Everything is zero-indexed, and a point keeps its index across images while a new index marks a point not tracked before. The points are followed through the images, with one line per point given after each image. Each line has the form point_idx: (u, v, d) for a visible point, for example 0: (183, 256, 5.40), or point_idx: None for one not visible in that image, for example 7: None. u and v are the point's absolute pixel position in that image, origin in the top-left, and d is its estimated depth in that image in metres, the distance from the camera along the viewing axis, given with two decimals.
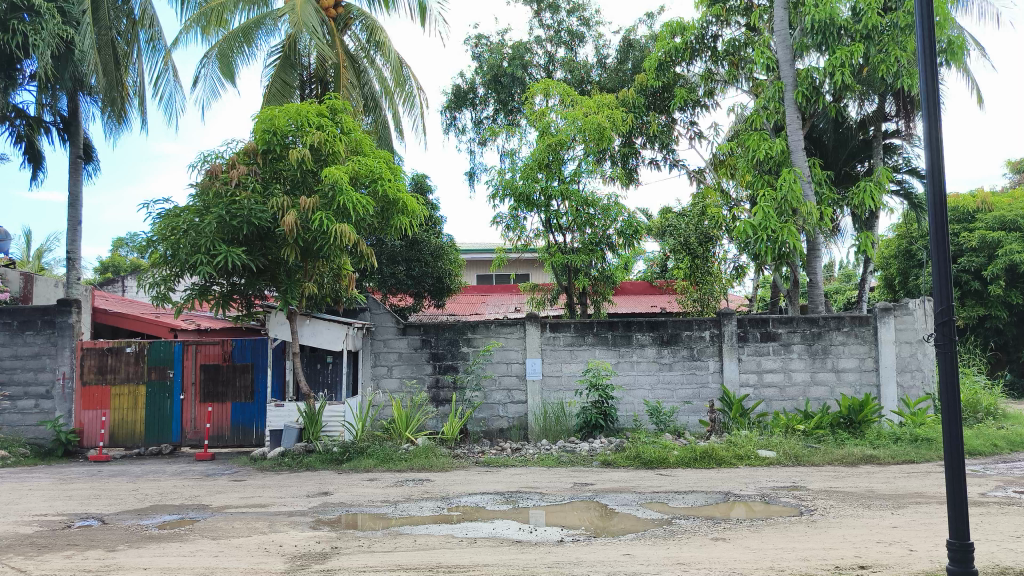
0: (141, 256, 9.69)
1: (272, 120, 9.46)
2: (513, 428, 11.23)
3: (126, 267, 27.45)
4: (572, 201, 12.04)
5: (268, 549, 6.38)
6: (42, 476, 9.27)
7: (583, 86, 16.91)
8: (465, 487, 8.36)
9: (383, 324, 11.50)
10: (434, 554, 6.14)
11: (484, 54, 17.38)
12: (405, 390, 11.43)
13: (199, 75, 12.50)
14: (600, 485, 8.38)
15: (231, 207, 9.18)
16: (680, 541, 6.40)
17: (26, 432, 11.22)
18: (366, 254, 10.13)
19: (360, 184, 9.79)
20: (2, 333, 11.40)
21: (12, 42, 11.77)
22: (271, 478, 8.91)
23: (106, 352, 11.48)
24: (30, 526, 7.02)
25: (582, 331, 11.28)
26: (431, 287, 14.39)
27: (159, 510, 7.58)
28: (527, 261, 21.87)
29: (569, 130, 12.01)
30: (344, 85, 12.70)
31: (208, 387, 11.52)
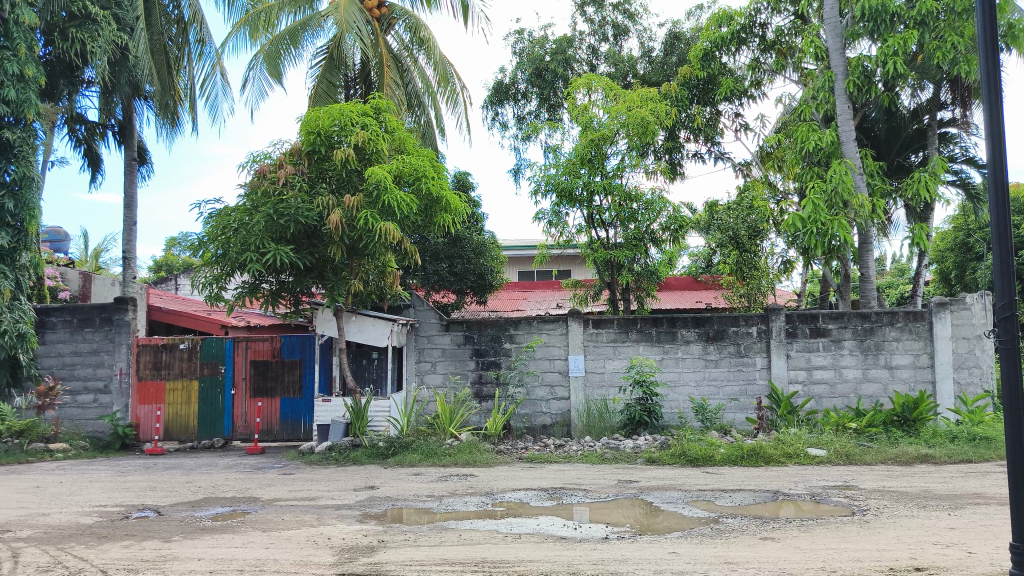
0: (194, 256, 9.97)
1: (317, 121, 9.60)
2: (557, 425, 11.21)
3: (179, 266, 28.28)
4: (616, 196, 11.97)
5: (317, 542, 6.49)
6: (102, 468, 9.60)
7: (627, 79, 16.78)
8: (509, 483, 8.38)
9: (426, 321, 11.63)
10: (480, 549, 6.16)
11: (526, 49, 17.39)
12: (449, 386, 11.52)
13: (249, 78, 12.79)
14: (645, 482, 8.32)
15: (279, 207, 9.36)
16: (728, 541, 6.31)
17: (86, 425, 11.64)
18: (411, 251, 10.23)
19: (404, 183, 9.86)
20: (63, 329, 11.84)
21: (71, 49, 12.18)
22: (319, 472, 9.06)
23: (160, 348, 11.82)
24: (91, 517, 7.27)
25: (625, 327, 11.20)
26: (473, 284, 14.46)
27: (212, 502, 7.78)
28: (569, 257, 21.76)
29: (612, 124, 11.93)
30: (388, 83, 12.85)
31: (259, 383, 11.80)
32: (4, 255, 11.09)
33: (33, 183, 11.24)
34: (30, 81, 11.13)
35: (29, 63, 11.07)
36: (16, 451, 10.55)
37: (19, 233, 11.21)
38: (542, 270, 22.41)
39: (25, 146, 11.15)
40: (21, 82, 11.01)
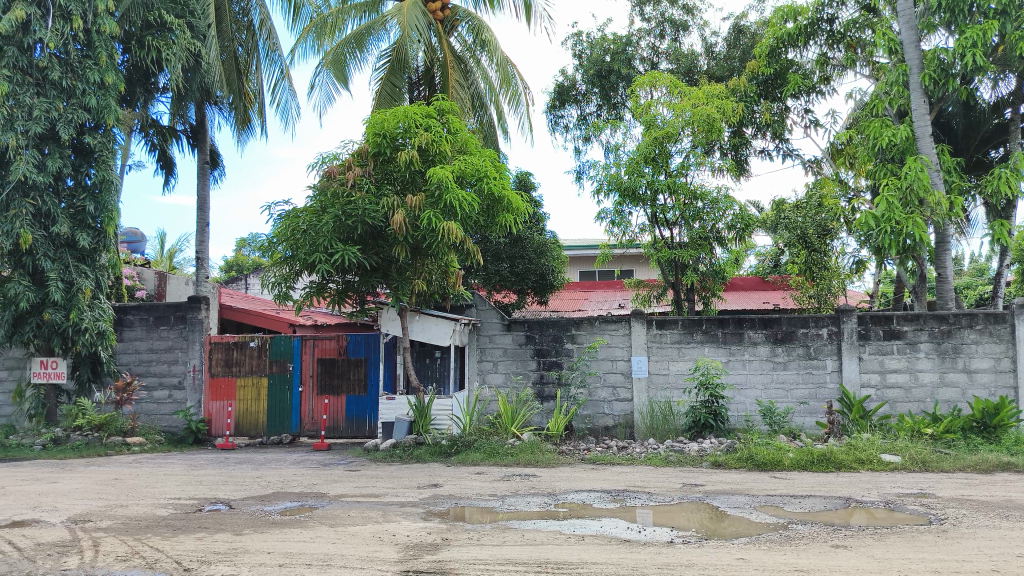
0: (263, 256, 10.24)
1: (383, 122, 9.74)
2: (620, 426, 11.11)
3: (248, 266, 29.10)
4: (680, 195, 11.82)
5: (382, 538, 6.57)
6: (176, 462, 9.91)
7: (690, 75, 16.58)
8: (572, 483, 8.33)
9: (488, 321, 11.67)
10: (543, 550, 6.13)
11: (587, 49, 17.35)
12: (511, 385, 11.54)
13: (315, 83, 13.05)
14: (711, 486, 8.16)
15: (347, 208, 9.53)
16: (798, 548, 6.13)
17: (161, 420, 12.08)
18: (473, 250, 10.29)
19: (466, 183, 9.91)
20: (140, 328, 12.27)
21: (147, 57, 12.60)
22: (384, 469, 9.18)
23: (231, 346, 12.15)
24: (166, 509, 7.51)
25: (690, 328, 11.03)
26: (534, 284, 14.47)
27: (281, 497, 7.95)
28: (632, 257, 21.60)
29: (676, 122, 11.79)
30: (451, 85, 12.97)
31: (325, 380, 11.98)
32: (86, 256, 11.57)
33: (113, 185, 11.67)
34: (110, 88, 11.61)
35: (109, 71, 11.48)
36: (96, 444, 11.00)
37: (100, 235, 11.63)
38: (604, 270, 22.29)
39: (106, 150, 11.61)
40: (103, 90, 11.51)
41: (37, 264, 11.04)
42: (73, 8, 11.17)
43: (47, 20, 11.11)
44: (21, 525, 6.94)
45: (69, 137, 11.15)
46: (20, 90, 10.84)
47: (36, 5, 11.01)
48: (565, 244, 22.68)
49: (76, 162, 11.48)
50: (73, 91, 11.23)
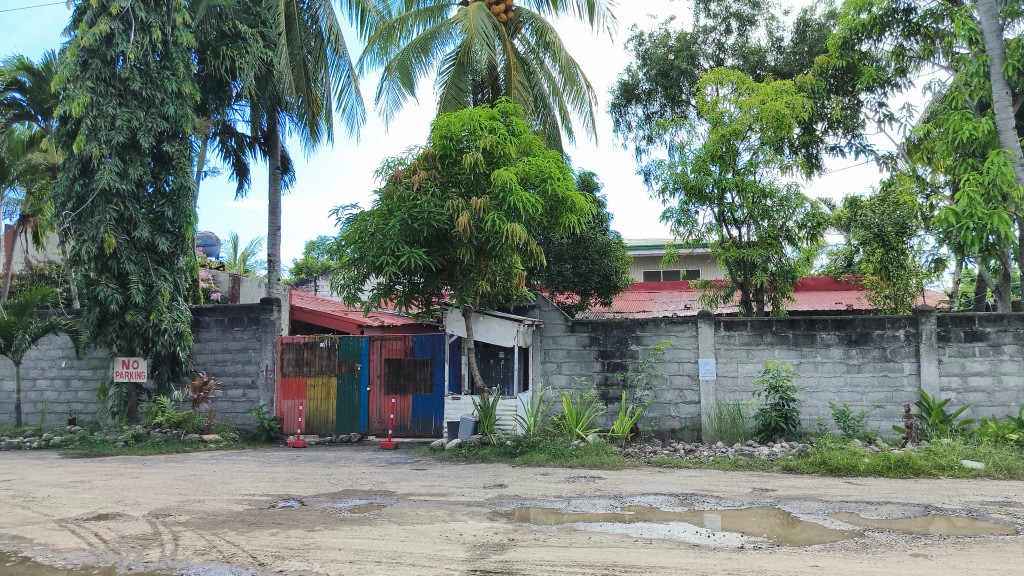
0: (332, 258, 10.48)
1: (448, 125, 9.86)
2: (687, 429, 10.94)
3: (317, 268, 29.84)
4: (748, 194, 11.64)
5: (450, 537, 6.61)
6: (249, 459, 10.20)
7: (757, 72, 16.32)
8: (639, 486, 8.23)
9: (552, 322, 11.68)
10: (609, 553, 6.08)
11: (650, 48, 17.25)
12: (574, 387, 11.52)
13: (382, 88, 13.26)
14: (782, 491, 7.96)
15: (412, 211, 9.70)
16: (875, 555, 5.94)
17: (236, 418, 12.43)
18: (537, 251, 10.33)
19: (530, 184, 9.95)
20: (216, 328, 12.67)
21: (221, 66, 13.24)
22: (450, 468, 9.26)
23: (302, 346, 12.44)
24: (241, 504, 7.72)
25: (760, 329, 10.80)
26: (597, 284, 14.47)
27: (351, 495, 8.09)
28: (698, 257, 21.35)
29: (744, 119, 11.61)
30: (514, 87, 13.07)
31: (392, 380, 12.16)
32: (164, 259, 12.05)
33: (189, 192, 12.11)
34: (187, 98, 12.03)
35: (186, 81, 11.97)
36: (175, 440, 11.40)
37: (179, 239, 12.12)
38: (668, 270, 22.09)
39: (183, 158, 12.03)
40: (179, 99, 11.93)
41: (121, 267, 11.54)
42: (152, 21, 11.66)
43: (129, 33, 11.58)
44: (106, 517, 7.25)
45: (149, 145, 11.61)
46: (103, 100, 11.36)
47: (119, 20, 11.51)
48: (628, 244, 22.55)
49: (156, 170, 11.95)
50: (152, 101, 11.71)
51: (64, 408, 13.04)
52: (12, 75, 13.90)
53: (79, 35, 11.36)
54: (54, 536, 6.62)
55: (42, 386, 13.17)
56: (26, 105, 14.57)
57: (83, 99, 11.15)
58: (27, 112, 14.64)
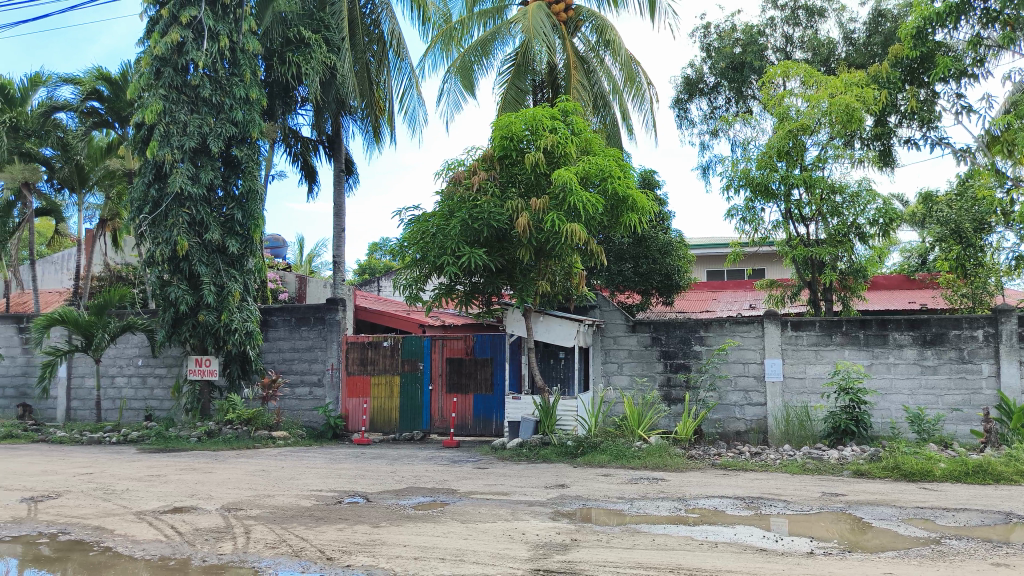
0: (394, 259, 10.65)
1: (509, 126, 9.92)
2: (752, 432, 10.74)
3: (380, 268, 30.35)
4: (817, 190, 11.36)
5: (513, 536, 6.63)
6: (315, 456, 10.42)
7: (827, 64, 15.93)
8: (703, 489, 8.11)
9: (613, 321, 11.62)
10: (674, 555, 6.00)
11: (716, 42, 17.05)
12: (636, 387, 11.46)
13: (443, 90, 13.40)
14: (853, 496, 7.74)
15: (473, 211, 9.78)
16: (953, 564, 5.72)
17: (303, 415, 12.71)
18: (597, 251, 10.27)
19: (590, 184, 9.92)
20: (283, 328, 12.99)
21: (288, 72, 13.66)
22: (512, 468, 9.30)
23: (366, 345, 12.66)
24: (309, 500, 7.91)
25: (829, 329, 10.52)
26: (659, 284, 14.44)
27: (415, 492, 8.19)
28: (764, 255, 21.01)
29: (812, 113, 11.37)
30: (574, 86, 13.06)
31: (453, 379, 12.27)
32: (235, 261, 12.40)
33: (258, 195, 12.43)
34: (254, 103, 12.36)
35: (253, 87, 12.31)
36: (245, 436, 11.73)
37: (248, 240, 12.42)
38: (733, 269, 21.77)
39: (251, 162, 12.37)
40: (247, 105, 12.27)
41: (193, 269, 11.94)
42: (220, 28, 12.02)
43: (198, 41, 11.95)
44: (181, 511, 7.50)
45: (219, 150, 11.98)
46: (175, 107, 11.77)
47: (190, 29, 11.90)
48: (696, 243, 22.36)
49: (226, 174, 12.34)
50: (222, 107, 12.07)
51: (141, 404, 13.57)
52: (92, 85, 14.47)
53: (152, 44, 11.80)
54: (133, 528, 6.89)
55: (120, 383, 13.72)
56: (105, 113, 15.04)
57: (157, 107, 11.58)
58: (105, 120, 15.08)
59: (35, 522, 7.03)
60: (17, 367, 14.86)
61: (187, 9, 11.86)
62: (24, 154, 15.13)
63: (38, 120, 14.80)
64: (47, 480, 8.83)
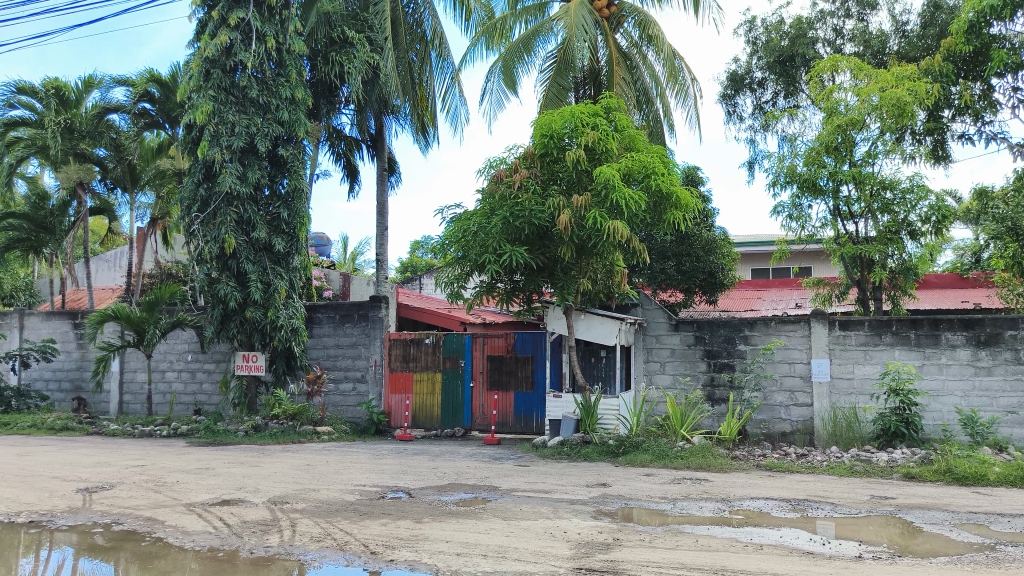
0: (436, 258, 10.74)
1: (550, 123, 9.93)
2: (798, 433, 10.58)
3: (422, 266, 30.60)
4: (866, 186, 11.14)
5: (554, 534, 6.63)
6: (359, 451, 10.56)
7: (878, 57, 15.58)
8: (748, 490, 8.01)
9: (654, 320, 11.62)
10: (718, 557, 5.93)
11: (762, 36, 16.83)
12: (679, 387, 11.38)
13: (486, 89, 13.43)
14: (903, 500, 7.56)
15: (514, 209, 9.80)
16: (1008, 571, 5.55)
17: (347, 411, 12.88)
18: (640, 249, 10.20)
19: (632, 181, 9.86)
20: (328, 325, 13.19)
21: (331, 71, 13.87)
22: (554, 466, 9.30)
23: (409, 342, 12.79)
24: (353, 494, 8.01)
25: (878, 329, 10.30)
26: (703, 282, 14.41)
27: (457, 489, 8.24)
28: (811, 252, 20.69)
29: (862, 108, 11.15)
30: (617, 83, 13.04)
31: (495, 377, 12.31)
32: (280, 259, 12.62)
33: (303, 193, 12.64)
34: (300, 103, 12.56)
35: (298, 87, 12.51)
36: (291, 431, 11.94)
37: (293, 239, 12.68)
38: (778, 267, 21.48)
39: (297, 161, 12.58)
40: (293, 105, 12.47)
41: (240, 266, 12.18)
42: (267, 30, 12.24)
43: (246, 42, 12.18)
44: (229, 503, 7.66)
45: (266, 150, 12.20)
46: (224, 108, 12.01)
47: (238, 31, 12.13)
48: (741, 241, 22.10)
49: (272, 173, 12.56)
50: (268, 107, 12.28)
51: (190, 398, 13.90)
52: (143, 87, 14.78)
53: (202, 46, 12.01)
54: (183, 519, 7.06)
55: (170, 378, 14.07)
56: (155, 114, 15.44)
57: (206, 108, 11.82)
58: (156, 122, 15.43)
59: (90, 512, 7.25)
60: (72, 362, 15.33)
61: (235, 11, 12.10)
62: (78, 155, 15.62)
63: (92, 121, 15.26)
64: (101, 472, 9.10)
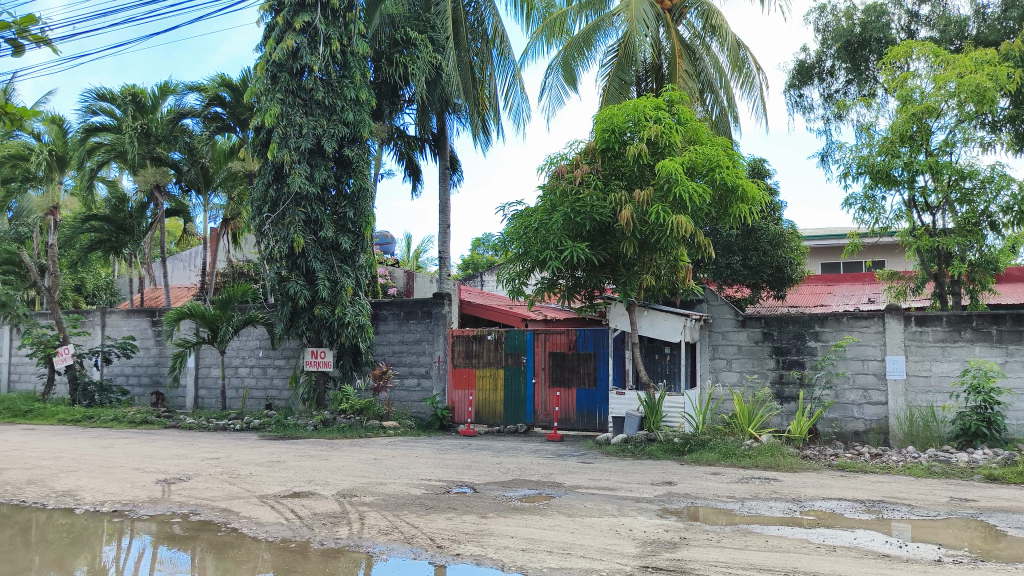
0: (497, 255, 10.81)
1: (612, 118, 9.86)
2: (872, 432, 10.27)
3: (483, 263, 30.79)
4: (944, 176, 10.71)
5: (620, 532, 6.60)
6: (425, 446, 10.70)
7: (956, 43, 14.95)
8: (819, 490, 7.80)
9: (721, 316, 11.42)
10: (789, 558, 5.80)
11: (832, 23, 16.38)
12: (746, 385, 11.18)
13: (546, 84, 13.44)
14: (985, 503, 7.25)
15: (576, 205, 9.78)
16: None
17: (412, 406, 13.09)
18: (705, 244, 10.04)
19: (697, 174, 9.73)
20: (393, 321, 13.41)
21: (395, 72, 14.16)
22: (618, 464, 9.24)
23: (471, 339, 12.88)
24: (419, 488, 8.13)
25: (957, 325, 9.89)
26: (770, 277, 14.21)
27: (521, 485, 8.27)
28: (884, 246, 20.04)
29: (938, 95, 10.74)
30: (679, 75, 12.87)
31: (557, 373, 12.30)
32: (347, 258, 12.90)
33: (368, 193, 12.91)
34: (364, 104, 12.80)
35: (362, 88, 12.74)
36: (358, 426, 12.19)
37: (359, 238, 12.96)
38: (849, 261, 20.86)
39: (362, 161, 12.83)
40: (358, 106, 12.72)
41: (309, 265, 12.49)
42: (332, 32, 12.51)
43: (313, 46, 12.47)
44: (300, 496, 7.87)
45: (332, 150, 12.47)
46: (291, 110, 12.31)
47: (304, 34, 12.43)
48: (809, 235, 21.54)
49: (338, 173, 12.84)
50: (334, 108, 12.55)
51: (262, 393, 14.33)
52: (215, 92, 15.33)
53: (270, 51, 12.38)
54: (256, 511, 7.28)
55: (243, 373, 14.52)
56: (227, 117, 15.90)
57: (274, 111, 12.17)
58: (227, 125, 15.94)
59: (169, 503, 7.54)
60: (151, 358, 15.97)
61: (302, 15, 12.43)
62: (155, 158, 16.33)
63: (167, 126, 15.86)
64: (179, 464, 9.46)
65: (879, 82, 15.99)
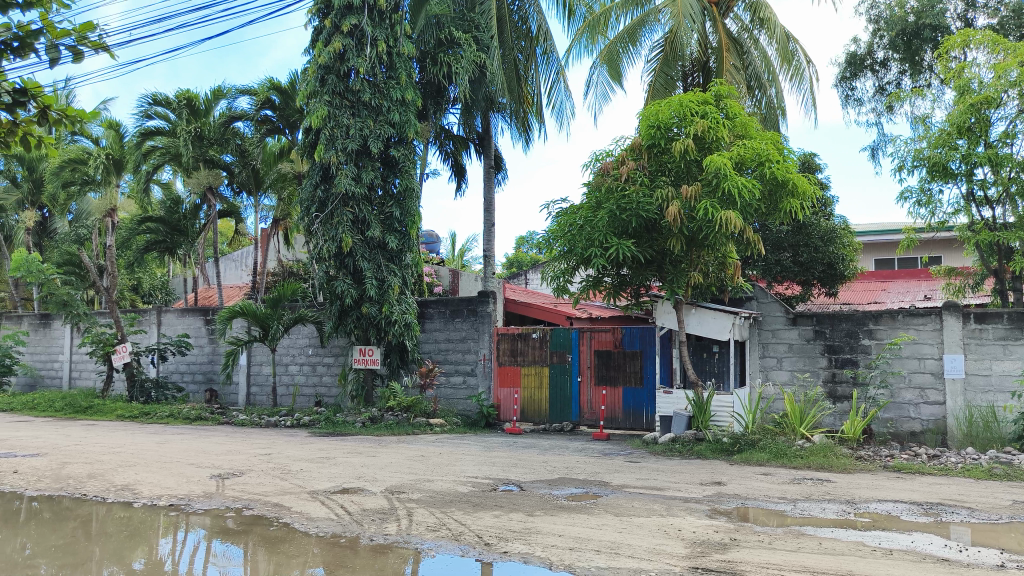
0: (542, 253, 10.80)
1: (658, 114, 9.75)
2: (929, 432, 9.98)
3: (527, 262, 30.77)
4: (1005, 169, 10.36)
5: (668, 532, 6.54)
6: (471, 444, 10.76)
7: (1018, 29, 14.43)
8: (874, 492, 7.61)
9: (771, 314, 11.28)
10: (844, 561, 5.68)
11: (885, 13, 15.98)
12: (798, 383, 10.99)
13: (591, 80, 13.39)
14: None
15: (622, 202, 9.74)
16: None
17: (458, 403, 13.16)
18: (754, 239, 9.88)
19: (745, 169, 9.59)
20: (439, 320, 13.52)
21: (439, 71, 14.13)
22: (666, 463, 9.16)
23: (516, 337, 12.93)
24: (466, 486, 8.18)
25: (1019, 322, 9.54)
26: (821, 273, 13.94)
27: (568, 483, 8.26)
28: (941, 241, 19.44)
29: (997, 85, 10.38)
30: (726, 69, 12.69)
31: (603, 372, 12.24)
32: (393, 257, 13.02)
33: (414, 193, 13.03)
34: (410, 104, 12.92)
35: (408, 88, 12.84)
36: (405, 422, 12.32)
37: (405, 237, 13.08)
38: (903, 257, 20.29)
39: (408, 161, 12.95)
40: (403, 106, 12.84)
41: (356, 265, 12.68)
42: (378, 34, 12.65)
43: (359, 48, 12.64)
44: (349, 492, 7.99)
45: (378, 150, 12.63)
46: (339, 112, 12.51)
47: (350, 37, 12.62)
48: (862, 231, 21.02)
49: (384, 173, 12.97)
50: (380, 109, 12.70)
51: (311, 390, 14.58)
52: (265, 95, 15.65)
53: (317, 54, 12.58)
54: (308, 506, 7.42)
55: (293, 371, 14.80)
56: (276, 120, 16.32)
57: (322, 112, 12.39)
58: (277, 127, 16.35)
59: (223, 497, 7.73)
60: (205, 355, 16.38)
61: (348, 18, 12.63)
62: (208, 161, 16.79)
63: (219, 129, 16.38)
64: (233, 459, 9.70)
65: (935, 72, 15.52)
